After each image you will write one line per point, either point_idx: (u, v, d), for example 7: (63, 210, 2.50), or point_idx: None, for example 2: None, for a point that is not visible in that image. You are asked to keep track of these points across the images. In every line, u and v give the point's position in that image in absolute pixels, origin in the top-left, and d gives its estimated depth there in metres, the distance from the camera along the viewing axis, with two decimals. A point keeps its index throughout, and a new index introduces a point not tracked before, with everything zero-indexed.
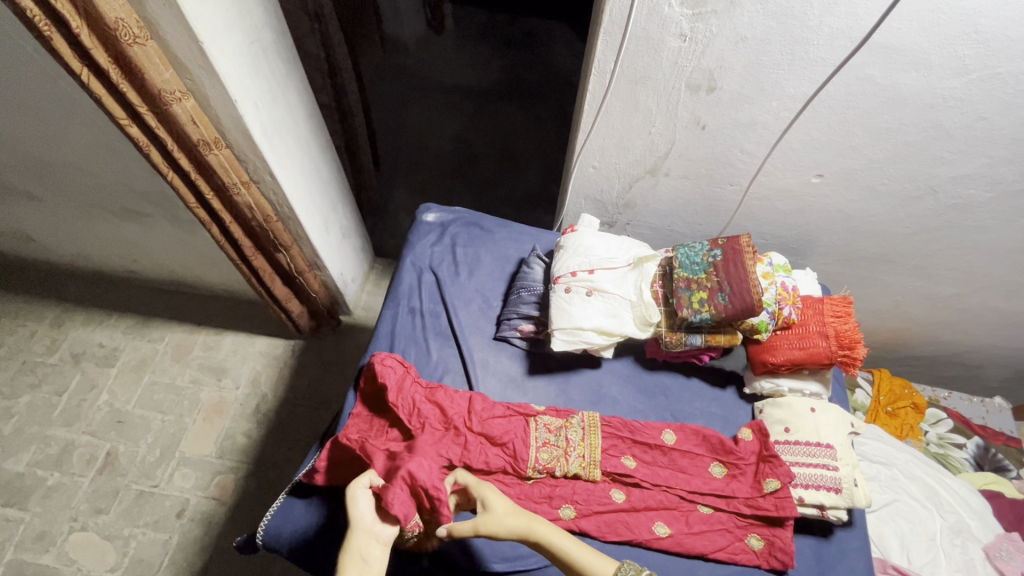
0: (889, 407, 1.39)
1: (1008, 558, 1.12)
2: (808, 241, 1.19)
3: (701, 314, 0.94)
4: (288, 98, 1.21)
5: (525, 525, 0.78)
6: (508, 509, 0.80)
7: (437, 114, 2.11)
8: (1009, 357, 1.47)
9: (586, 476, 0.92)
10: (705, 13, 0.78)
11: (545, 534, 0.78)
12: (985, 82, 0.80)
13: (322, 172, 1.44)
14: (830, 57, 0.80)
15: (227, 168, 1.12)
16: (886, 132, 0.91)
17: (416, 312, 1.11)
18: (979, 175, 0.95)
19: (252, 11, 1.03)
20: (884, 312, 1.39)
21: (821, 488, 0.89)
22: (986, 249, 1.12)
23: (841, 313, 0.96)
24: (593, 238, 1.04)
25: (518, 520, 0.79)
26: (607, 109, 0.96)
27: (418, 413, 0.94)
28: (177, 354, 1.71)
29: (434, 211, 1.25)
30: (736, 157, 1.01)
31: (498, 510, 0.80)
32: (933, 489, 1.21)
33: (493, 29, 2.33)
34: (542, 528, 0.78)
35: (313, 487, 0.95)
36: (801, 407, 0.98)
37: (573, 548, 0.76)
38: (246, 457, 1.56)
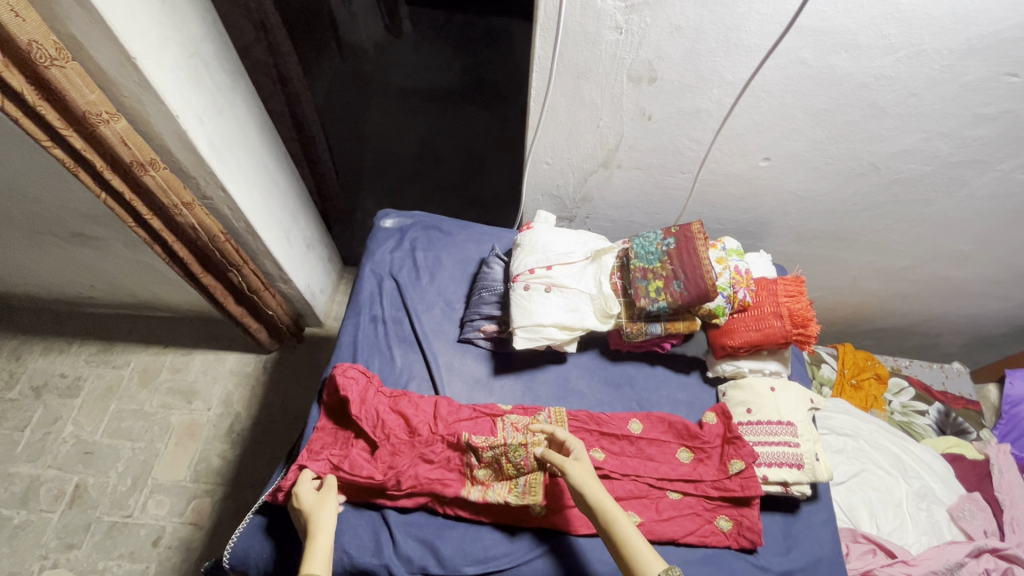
0: (854, 379, 1.43)
1: (970, 517, 1.16)
2: (763, 224, 1.22)
3: (659, 303, 0.95)
4: (236, 111, 1.18)
5: (604, 497, 0.81)
6: (593, 481, 0.84)
7: (397, 117, 2.08)
8: (964, 323, 1.52)
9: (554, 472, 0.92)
10: (637, 4, 0.79)
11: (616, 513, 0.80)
12: (912, 59, 0.82)
13: (280, 184, 1.41)
14: (762, 43, 0.82)
15: (165, 189, 1.11)
16: (825, 113, 0.93)
17: (378, 319, 1.10)
18: (917, 150, 0.98)
19: (189, 23, 1.00)
20: (843, 287, 1.43)
21: (784, 465, 0.91)
22: (931, 221, 1.15)
23: (794, 292, 0.98)
24: (549, 234, 1.04)
25: (599, 490, 0.82)
26: (553, 104, 0.97)
27: (381, 424, 0.94)
28: (144, 379, 1.66)
29: (392, 216, 1.24)
30: (685, 145, 1.02)
31: (586, 474, 0.84)
32: (898, 456, 1.25)
33: (451, 28, 2.30)
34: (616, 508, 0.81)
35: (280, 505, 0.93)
36: (761, 387, 0.99)
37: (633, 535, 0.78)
38: (221, 479, 1.53)
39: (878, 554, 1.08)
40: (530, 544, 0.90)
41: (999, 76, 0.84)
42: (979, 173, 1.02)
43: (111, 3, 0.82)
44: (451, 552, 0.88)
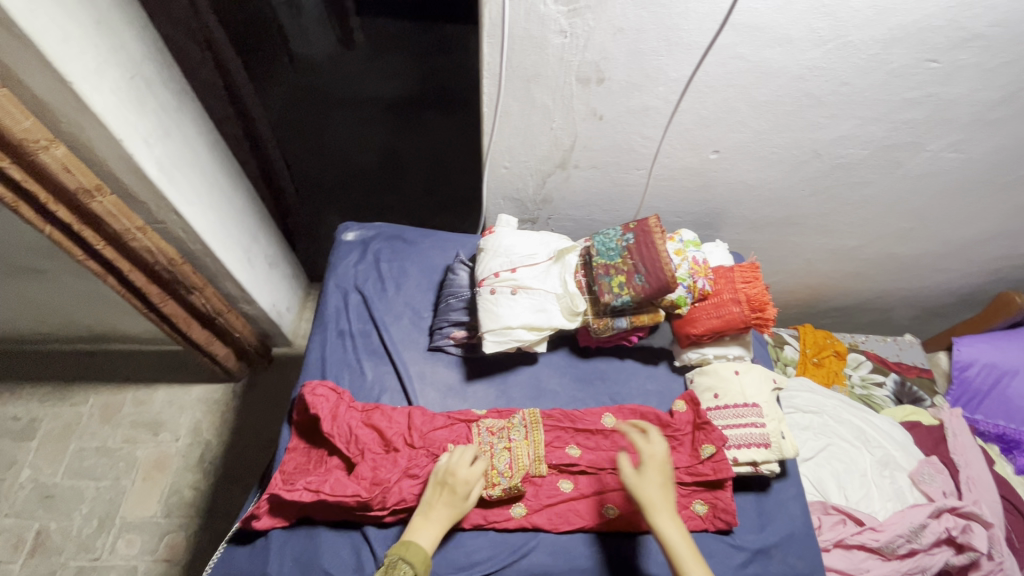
0: (815, 357, 1.48)
1: (930, 480, 1.22)
2: (718, 214, 1.26)
3: (622, 297, 0.97)
4: (185, 131, 1.15)
5: (654, 507, 0.83)
6: (648, 488, 0.84)
7: (356, 128, 2.05)
8: (913, 296, 1.60)
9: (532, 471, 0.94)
10: (579, 8, 0.81)
11: (664, 524, 0.81)
12: (840, 50, 0.87)
13: (237, 203, 1.38)
14: (700, 40, 0.85)
15: (115, 214, 1.07)
16: (766, 104, 0.97)
17: (346, 333, 1.09)
18: (854, 135, 1.03)
19: (128, 44, 0.97)
20: (799, 270, 1.48)
21: (752, 446, 0.94)
22: (874, 202, 1.21)
23: (750, 278, 1.01)
24: (511, 237, 1.05)
25: (651, 498, 0.84)
26: (505, 108, 0.98)
27: (355, 439, 0.92)
28: (105, 415, 1.59)
29: (354, 229, 1.23)
30: (638, 142, 1.05)
31: (644, 483, 0.85)
32: (861, 428, 1.30)
33: (407, 39, 2.28)
34: (664, 519, 0.82)
35: (255, 530, 0.91)
36: (725, 371, 1.03)
37: (680, 548, 0.79)
38: (195, 511, 1.48)
39: (847, 523, 1.13)
40: (513, 545, 0.91)
41: (922, 63, 0.89)
42: (911, 154, 1.08)
43: (43, 27, 0.79)
44: (434, 561, 0.88)
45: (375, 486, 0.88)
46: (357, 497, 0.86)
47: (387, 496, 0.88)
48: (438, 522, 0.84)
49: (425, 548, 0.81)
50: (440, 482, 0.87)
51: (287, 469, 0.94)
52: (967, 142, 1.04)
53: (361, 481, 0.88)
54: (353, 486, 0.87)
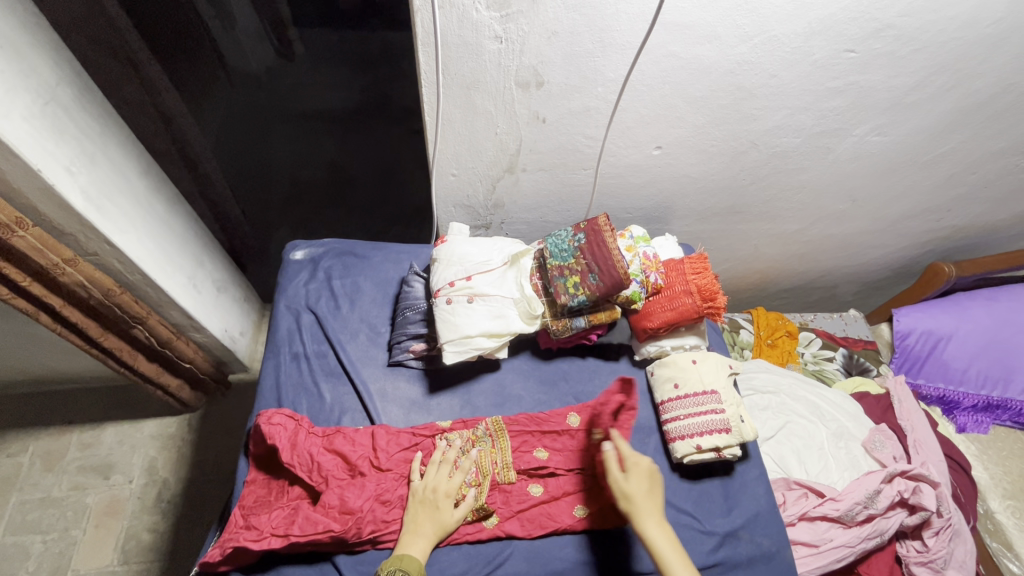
0: (769, 339, 1.53)
1: (882, 447, 1.28)
2: (666, 208, 1.29)
3: (578, 297, 0.98)
4: (111, 156, 1.09)
5: (642, 515, 0.83)
6: (636, 498, 0.84)
7: (300, 141, 1.98)
8: (853, 273, 1.68)
9: (502, 480, 0.95)
10: (511, 14, 0.81)
11: (656, 533, 0.81)
12: (766, 45, 0.90)
13: (177, 228, 1.31)
14: (633, 40, 0.86)
15: (41, 249, 1.01)
16: (702, 100, 1.00)
17: (300, 356, 1.05)
18: (786, 125, 1.08)
19: (37, 67, 0.91)
20: (747, 256, 1.54)
21: (714, 431, 0.97)
22: (810, 187, 1.27)
23: (700, 269, 1.03)
24: (465, 245, 1.04)
25: (638, 507, 0.84)
26: (447, 116, 0.97)
27: (317, 468, 0.89)
28: (48, 464, 1.49)
29: (302, 247, 1.19)
30: (582, 143, 1.06)
31: (632, 494, 0.85)
32: (816, 404, 1.36)
33: (346, 48, 2.24)
34: (653, 528, 0.82)
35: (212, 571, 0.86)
36: (683, 361, 1.05)
37: (669, 558, 0.79)
38: (157, 554, 1.40)
39: (809, 496, 1.18)
40: (488, 557, 0.90)
41: (841, 53, 0.93)
42: (840, 140, 1.13)
43: None
44: None
45: (346, 516, 0.86)
46: (330, 533, 0.83)
47: (361, 526, 0.86)
48: (425, 536, 0.86)
49: (418, 559, 0.83)
50: (421, 500, 0.89)
51: (245, 503, 0.89)
52: (889, 125, 1.11)
53: (330, 511, 0.86)
54: (324, 521, 0.84)
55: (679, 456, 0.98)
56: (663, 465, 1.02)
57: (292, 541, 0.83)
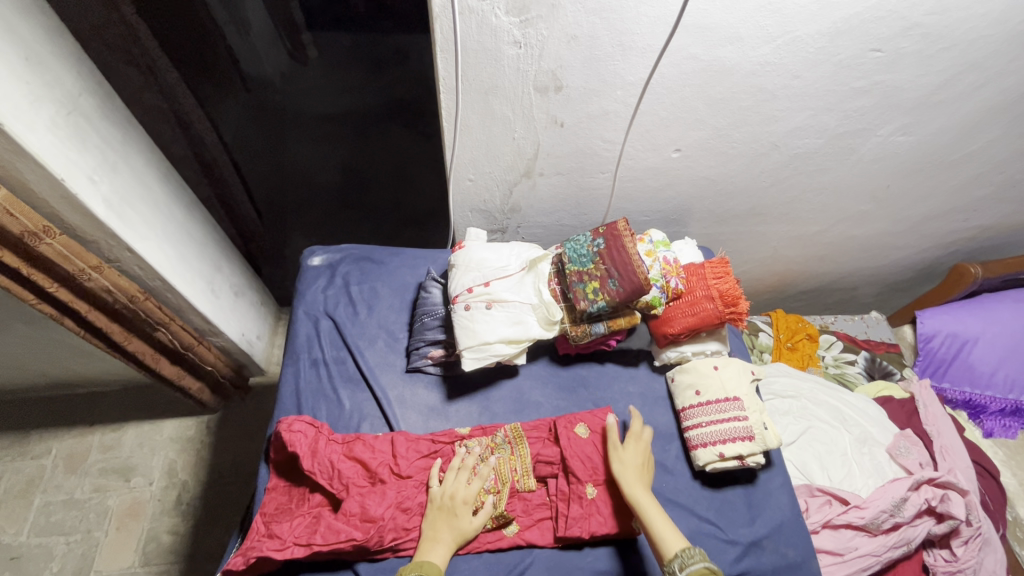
0: (789, 342, 1.51)
1: (906, 453, 1.25)
2: (683, 211, 1.27)
3: (598, 303, 0.97)
4: (132, 163, 1.10)
5: (629, 481, 0.89)
6: (626, 468, 0.90)
7: (314, 144, 1.99)
8: (876, 274, 1.65)
9: (522, 488, 0.95)
10: (531, 19, 0.80)
11: (642, 495, 0.87)
12: (789, 46, 0.89)
13: (195, 234, 1.33)
14: (654, 43, 0.85)
15: (69, 257, 1.02)
16: (722, 102, 0.98)
17: (319, 362, 1.05)
18: (809, 126, 1.06)
19: (61, 79, 0.92)
20: (766, 258, 1.51)
21: (737, 440, 0.96)
22: (832, 188, 1.24)
23: (721, 273, 1.01)
24: (483, 250, 1.04)
25: (627, 475, 0.90)
26: (465, 121, 0.97)
27: (337, 476, 0.89)
28: (70, 465, 1.51)
29: (320, 253, 1.20)
30: (600, 146, 1.05)
31: (626, 465, 0.91)
32: (838, 409, 1.33)
33: (360, 52, 2.25)
34: (642, 493, 0.87)
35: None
36: (705, 367, 1.03)
37: (656, 520, 0.84)
38: (176, 556, 1.42)
39: (833, 504, 1.15)
40: (507, 565, 0.90)
41: (867, 53, 0.91)
42: (864, 140, 1.11)
43: None
44: None
45: (367, 524, 0.86)
46: (352, 541, 0.84)
47: (383, 534, 0.86)
48: (444, 543, 0.85)
49: (437, 565, 0.82)
50: (439, 506, 0.89)
51: (266, 510, 0.90)
52: (915, 125, 1.08)
53: (351, 519, 0.86)
54: (346, 530, 0.85)
55: (701, 463, 0.97)
56: (684, 472, 1.01)
57: (316, 549, 0.84)
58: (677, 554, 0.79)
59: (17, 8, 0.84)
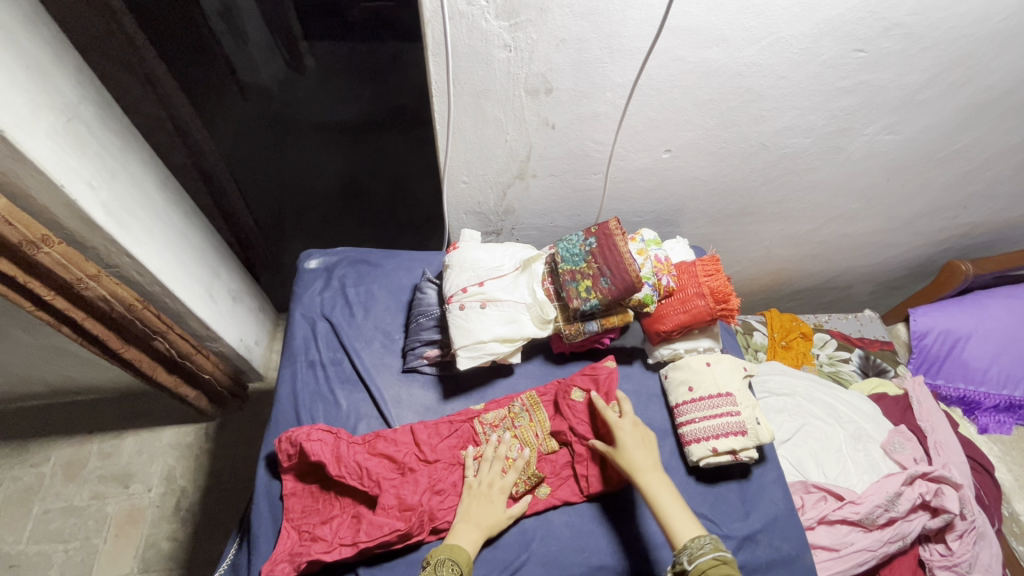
0: (784, 341, 1.52)
1: (900, 449, 1.26)
2: (675, 211, 1.29)
3: (591, 302, 0.98)
4: (130, 170, 1.12)
5: (637, 469, 0.86)
6: (632, 456, 0.88)
7: (311, 151, 2.00)
8: (869, 273, 1.66)
9: (546, 450, 0.99)
10: (520, 23, 0.82)
11: (652, 484, 0.85)
12: (773, 47, 0.91)
13: (194, 240, 1.34)
14: (641, 45, 0.87)
15: (64, 264, 1.03)
16: (710, 103, 1.00)
17: (316, 364, 1.06)
18: (797, 126, 1.08)
19: (61, 87, 0.93)
20: (760, 258, 1.53)
21: (730, 434, 0.97)
22: (821, 187, 1.26)
23: (712, 271, 1.03)
24: (477, 251, 1.05)
25: (633, 463, 0.87)
26: (458, 124, 0.98)
27: (366, 473, 0.91)
28: (70, 473, 1.51)
29: (317, 256, 1.21)
30: (591, 148, 1.07)
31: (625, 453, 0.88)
32: (833, 406, 1.34)
33: (356, 61, 2.28)
34: (648, 478, 0.85)
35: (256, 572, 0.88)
36: (697, 363, 1.04)
37: (665, 508, 0.83)
38: (175, 563, 1.42)
39: (828, 500, 1.16)
40: (505, 561, 0.90)
41: (850, 53, 0.93)
42: (851, 140, 1.13)
43: None
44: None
45: (407, 513, 0.88)
46: (397, 532, 0.86)
47: (424, 518, 0.89)
48: (477, 527, 0.87)
49: (467, 551, 0.83)
50: (476, 493, 0.91)
51: (293, 516, 0.91)
52: (901, 123, 1.10)
53: (391, 511, 0.88)
54: (389, 522, 0.86)
55: (695, 459, 0.98)
56: (679, 468, 1.02)
57: (362, 547, 0.85)
58: (688, 544, 0.78)
59: (17, 17, 0.85)
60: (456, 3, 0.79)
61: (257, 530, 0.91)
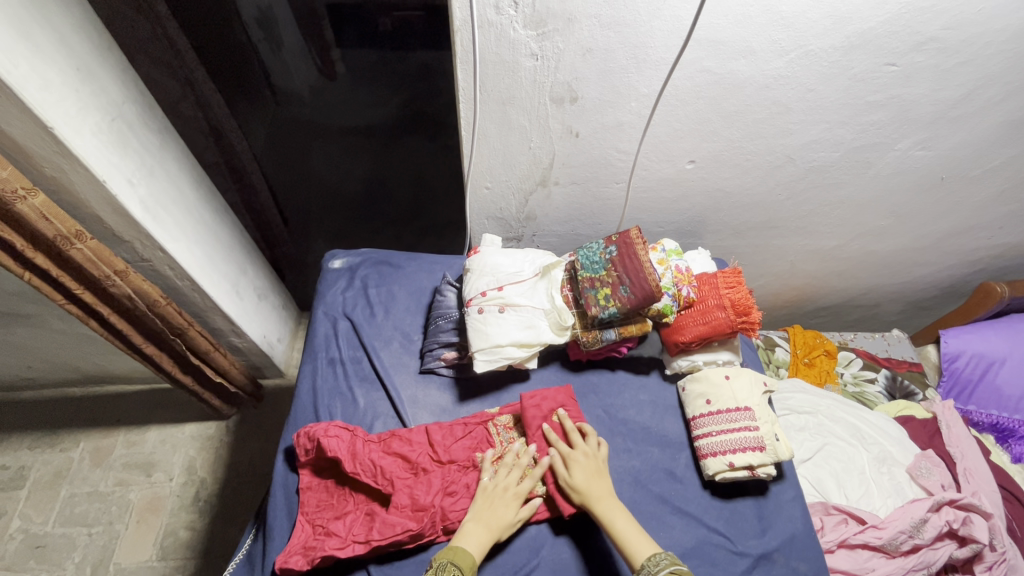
0: (806, 358, 1.49)
1: (928, 474, 1.22)
2: (698, 222, 1.28)
3: (609, 310, 0.98)
4: (168, 169, 1.16)
5: (591, 501, 0.87)
6: (585, 487, 0.88)
7: (340, 157, 2.05)
8: (898, 291, 1.62)
9: None
10: (547, 32, 0.83)
11: (608, 511, 0.86)
12: (803, 59, 0.90)
13: (224, 238, 1.38)
14: (667, 56, 0.87)
15: (95, 261, 1.07)
16: (736, 114, 0.99)
17: (336, 361, 1.08)
18: (825, 139, 1.06)
19: (107, 88, 0.98)
20: (784, 273, 1.51)
21: (747, 450, 0.95)
22: (850, 203, 1.24)
23: (734, 283, 1.01)
24: (497, 256, 1.06)
25: (586, 493, 0.88)
26: (482, 130, 1.00)
27: (381, 471, 0.92)
28: (96, 459, 1.57)
29: (341, 256, 1.24)
30: (615, 157, 1.07)
31: (579, 486, 0.89)
32: (856, 426, 1.30)
33: (387, 68, 2.32)
34: (602, 506, 0.86)
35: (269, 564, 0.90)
36: (716, 376, 1.03)
37: (622, 530, 0.84)
38: (192, 552, 1.45)
39: (849, 523, 1.12)
40: (515, 565, 0.90)
41: (882, 67, 0.92)
42: (881, 155, 1.11)
43: (22, 76, 0.79)
44: None
45: (420, 513, 0.89)
46: (409, 532, 0.86)
47: (436, 519, 0.89)
48: (484, 529, 0.85)
49: (472, 554, 0.82)
50: (489, 495, 0.89)
51: (308, 509, 0.92)
52: (933, 140, 1.08)
53: (404, 511, 0.89)
54: (401, 522, 0.87)
55: (711, 472, 0.97)
56: (694, 481, 1.00)
57: (374, 545, 0.85)
58: (644, 562, 0.79)
59: (71, 22, 0.90)
60: (485, 12, 0.81)
61: (272, 523, 0.93)
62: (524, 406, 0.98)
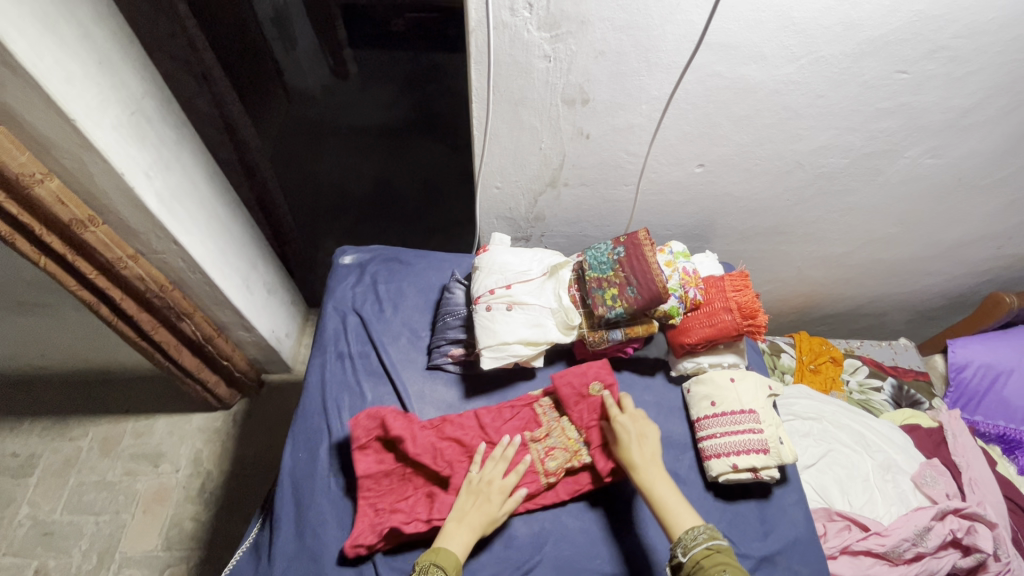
0: (812, 364, 1.49)
1: (932, 483, 1.21)
2: (707, 226, 1.29)
3: (616, 310, 0.98)
4: (184, 163, 1.18)
5: (636, 467, 0.88)
6: (631, 454, 0.89)
7: (351, 158, 2.07)
8: (906, 300, 1.62)
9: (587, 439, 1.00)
10: (561, 34, 0.85)
11: (651, 479, 0.87)
12: (813, 65, 0.91)
13: (236, 232, 1.40)
14: (678, 60, 0.88)
15: (108, 245, 1.10)
16: (746, 119, 1.00)
17: (345, 356, 1.10)
18: (834, 145, 1.07)
19: (128, 82, 1.00)
20: (791, 279, 1.51)
21: (751, 452, 0.95)
22: (858, 210, 1.24)
23: (741, 286, 1.03)
24: (506, 255, 1.07)
25: (633, 460, 0.89)
26: (494, 130, 1.01)
27: (440, 455, 0.93)
28: (105, 449, 1.59)
29: (351, 252, 1.25)
30: (624, 159, 1.08)
31: (627, 451, 0.90)
32: (861, 433, 1.30)
33: (397, 68, 2.34)
34: (648, 474, 0.87)
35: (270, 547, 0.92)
36: (721, 379, 1.04)
37: (666, 500, 0.85)
38: (197, 542, 1.47)
39: (852, 529, 1.12)
40: (517, 561, 0.91)
41: (892, 74, 0.92)
42: (890, 162, 1.11)
43: (47, 69, 0.82)
44: None
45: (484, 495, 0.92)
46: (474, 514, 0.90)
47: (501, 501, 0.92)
48: (470, 529, 0.86)
49: (455, 555, 0.83)
50: (474, 490, 0.90)
51: (369, 494, 0.92)
52: (943, 148, 1.08)
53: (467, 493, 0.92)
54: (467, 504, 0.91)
55: (715, 474, 0.97)
56: (697, 482, 1.01)
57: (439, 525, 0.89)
58: (683, 535, 0.80)
59: (96, 18, 0.92)
60: (500, 14, 0.82)
61: (275, 510, 0.95)
62: (558, 385, 0.99)
